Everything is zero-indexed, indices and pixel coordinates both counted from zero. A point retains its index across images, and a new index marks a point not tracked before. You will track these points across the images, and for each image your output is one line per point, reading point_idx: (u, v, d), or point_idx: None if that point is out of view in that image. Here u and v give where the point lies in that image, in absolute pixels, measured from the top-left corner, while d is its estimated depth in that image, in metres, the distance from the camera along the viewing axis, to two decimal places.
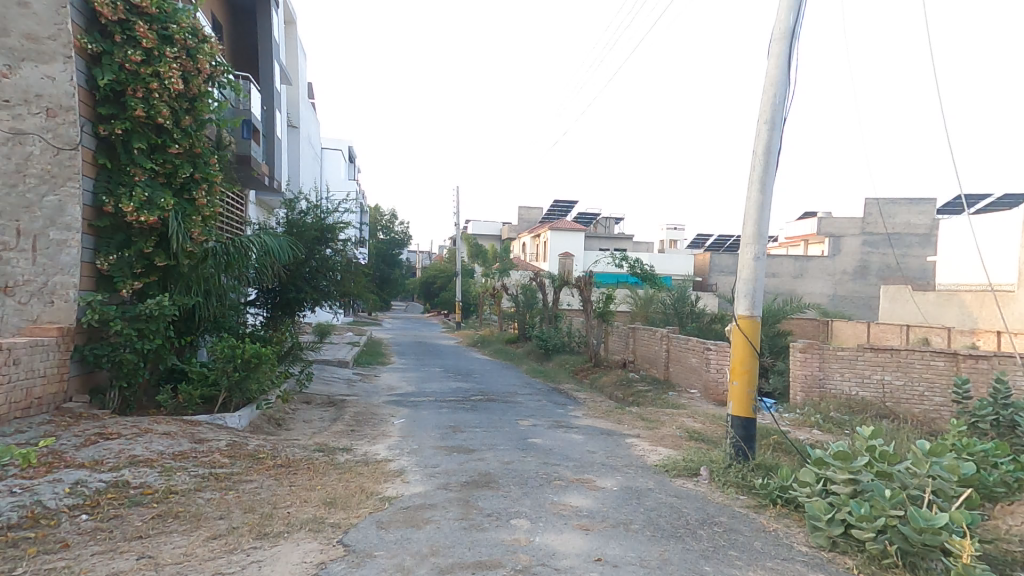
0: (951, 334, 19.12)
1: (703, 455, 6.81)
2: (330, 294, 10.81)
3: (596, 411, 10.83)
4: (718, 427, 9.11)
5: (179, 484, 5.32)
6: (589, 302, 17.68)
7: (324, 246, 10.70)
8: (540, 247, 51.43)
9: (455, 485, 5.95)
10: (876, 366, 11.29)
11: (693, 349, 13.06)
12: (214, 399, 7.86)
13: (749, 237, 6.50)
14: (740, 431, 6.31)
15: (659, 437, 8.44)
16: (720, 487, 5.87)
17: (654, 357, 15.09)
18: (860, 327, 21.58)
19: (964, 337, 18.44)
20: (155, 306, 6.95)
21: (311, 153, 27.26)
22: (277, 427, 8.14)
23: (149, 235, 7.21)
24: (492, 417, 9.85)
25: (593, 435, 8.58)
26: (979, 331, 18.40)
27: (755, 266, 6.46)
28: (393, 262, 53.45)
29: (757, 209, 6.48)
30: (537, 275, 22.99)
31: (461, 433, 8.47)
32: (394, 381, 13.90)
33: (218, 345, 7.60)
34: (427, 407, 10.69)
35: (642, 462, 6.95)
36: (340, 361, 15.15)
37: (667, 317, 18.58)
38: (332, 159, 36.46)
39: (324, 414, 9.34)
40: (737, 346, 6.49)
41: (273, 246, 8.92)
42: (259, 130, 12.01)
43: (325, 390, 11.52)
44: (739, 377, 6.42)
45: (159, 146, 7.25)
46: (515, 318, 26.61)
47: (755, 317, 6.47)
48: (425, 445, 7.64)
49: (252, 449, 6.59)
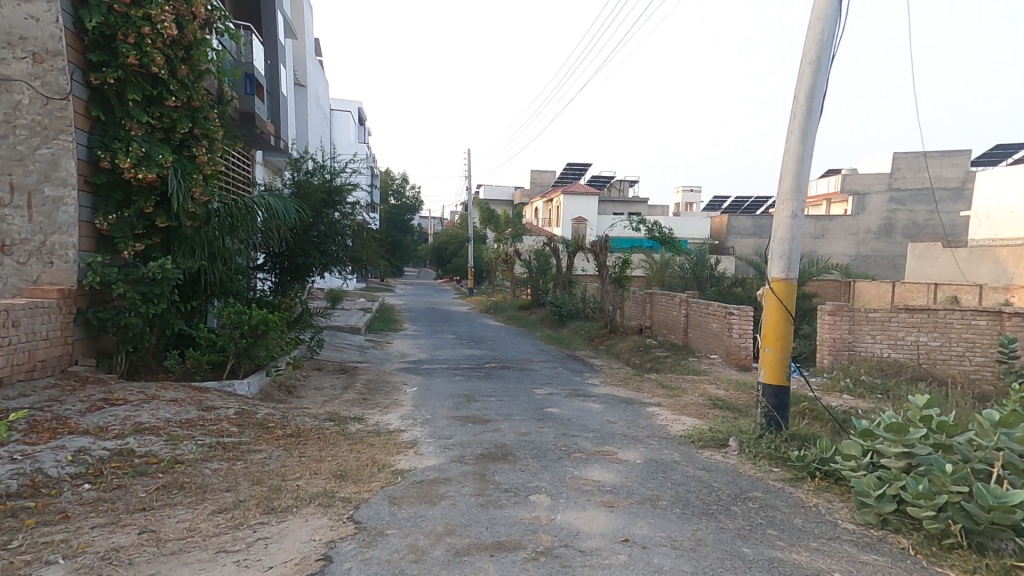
0: (983, 292, 18.80)
1: (731, 425, 6.46)
2: (340, 260, 10.47)
3: (615, 379, 10.51)
4: (744, 395, 8.75)
5: (185, 454, 5.10)
6: (605, 267, 17.22)
7: (331, 209, 10.32)
8: (553, 212, 50.57)
9: (470, 458, 5.68)
10: (910, 327, 10.76)
11: (714, 313, 12.60)
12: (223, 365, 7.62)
13: (787, 192, 5.97)
14: (772, 400, 5.93)
15: (682, 406, 8.11)
16: (753, 459, 5.51)
17: (672, 323, 14.67)
18: (885, 287, 20.88)
19: (996, 294, 18.02)
20: (158, 270, 6.65)
21: (318, 115, 26.52)
22: (288, 395, 7.94)
23: (149, 194, 6.84)
24: (506, 385, 9.60)
25: (613, 404, 8.29)
26: (1013, 287, 17.88)
27: (793, 224, 5.95)
28: (404, 228, 53.05)
29: (798, 160, 5.91)
30: (551, 240, 22.54)
31: (476, 402, 8.22)
32: (408, 349, 13.71)
33: (224, 309, 7.25)
34: (442, 375, 10.46)
35: (665, 433, 6.63)
36: (353, 328, 14.96)
37: (686, 282, 18.08)
38: (341, 120, 35.66)
39: (336, 383, 9.14)
40: (771, 310, 6.05)
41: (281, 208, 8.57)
42: (263, 86, 11.50)
43: (338, 357, 11.36)
44: (772, 344, 6.01)
45: (156, 99, 6.80)
46: (529, 284, 26.19)
47: (790, 280, 5.99)
48: (439, 414, 7.40)
49: (261, 417, 6.37)
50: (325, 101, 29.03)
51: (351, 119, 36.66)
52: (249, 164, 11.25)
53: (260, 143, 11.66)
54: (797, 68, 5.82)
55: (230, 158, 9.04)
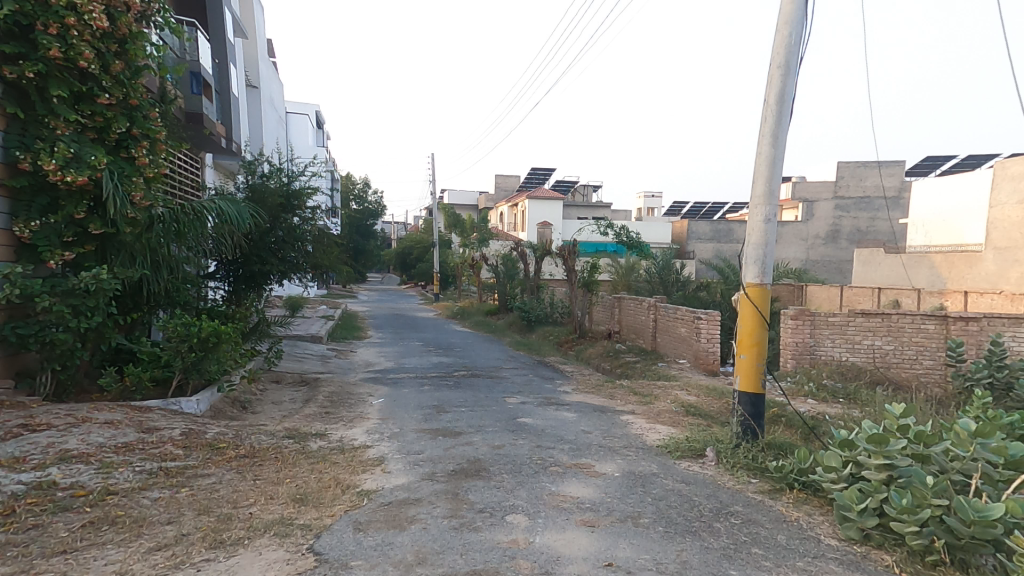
0: (921, 296, 19.61)
1: (707, 433, 6.36)
2: (299, 267, 9.95)
3: (587, 386, 10.36)
4: (716, 401, 8.73)
5: (120, 483, 4.61)
6: (573, 272, 17.15)
7: (290, 214, 9.78)
8: (518, 217, 50.66)
9: (441, 475, 5.37)
10: (867, 331, 11.04)
11: (681, 319, 12.65)
12: (168, 381, 7.09)
13: (759, 196, 5.92)
14: (749, 408, 5.85)
15: (655, 414, 8.00)
16: (730, 469, 5.42)
17: (641, 327, 14.69)
18: (834, 292, 21.44)
19: (933, 298, 18.87)
20: (91, 280, 6.07)
21: (273, 116, 25.60)
22: (242, 411, 7.42)
23: (79, 199, 6.25)
24: (476, 395, 9.32)
25: (587, 413, 8.11)
26: (947, 292, 18.72)
27: (766, 229, 5.91)
28: (366, 233, 52.03)
29: (769, 165, 5.87)
30: (517, 245, 22.39)
31: (445, 413, 7.90)
32: (372, 357, 13.24)
33: (169, 322, 6.71)
34: (408, 385, 10.06)
35: (642, 443, 6.48)
36: (314, 336, 14.35)
37: (652, 286, 18.21)
38: (298, 123, 34.68)
39: (296, 395, 8.64)
40: (747, 316, 5.98)
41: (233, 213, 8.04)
42: (212, 83, 10.86)
43: (298, 368, 10.80)
44: (749, 351, 5.93)
45: (86, 96, 6.24)
46: (495, 289, 25.95)
47: (765, 285, 5.94)
48: (407, 428, 7.04)
49: (210, 437, 5.88)
50: (280, 102, 28.07)
51: (309, 123, 35.69)
52: (198, 166, 10.61)
53: (211, 143, 10.98)
54: (766, 72, 5.79)
55: (175, 161, 8.46)
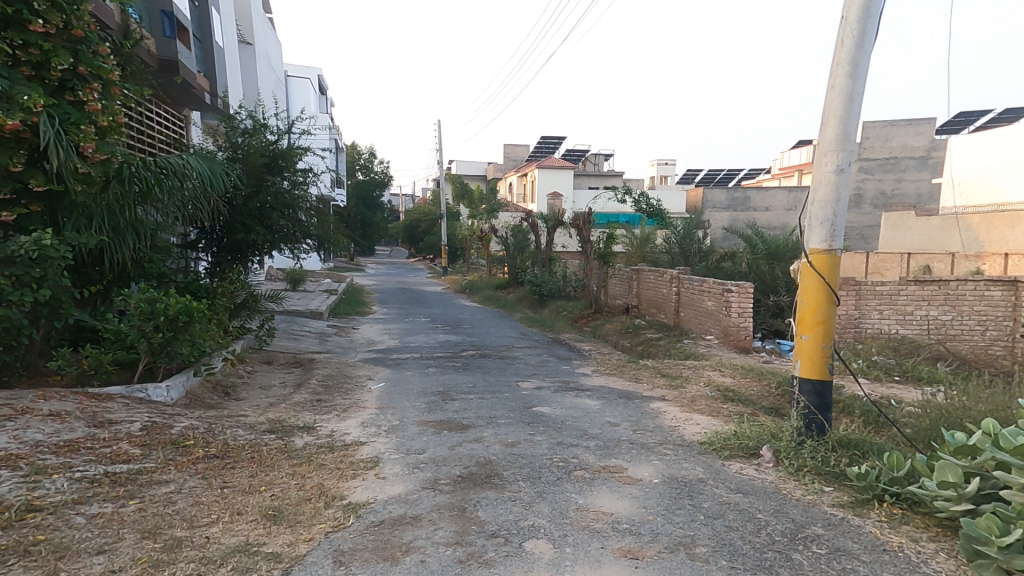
0: (954, 260, 18.09)
1: (758, 426, 5.40)
2: (290, 236, 8.94)
3: (607, 367, 9.45)
4: (755, 384, 7.78)
5: (49, 496, 3.73)
6: (589, 243, 16.12)
7: (275, 176, 8.72)
8: (528, 187, 49.34)
9: (445, 483, 4.49)
10: (920, 301, 9.96)
11: (708, 291, 11.62)
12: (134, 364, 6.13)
13: (830, 140, 4.82)
14: (812, 398, 4.87)
15: (689, 400, 7.06)
16: (795, 475, 4.46)
17: (662, 301, 13.66)
18: (859, 259, 18.40)
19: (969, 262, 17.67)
20: (32, 245, 5.07)
21: (271, 79, 24.38)
22: (224, 397, 6.58)
23: (16, 148, 5.11)
24: (486, 378, 8.46)
25: (611, 400, 7.20)
26: (985, 254, 17.66)
27: (838, 180, 4.81)
28: (374, 206, 51.05)
29: (846, 101, 4.73)
30: (529, 215, 21.42)
31: (452, 401, 7.04)
32: (375, 335, 12.43)
33: (131, 295, 5.66)
34: (412, 367, 9.21)
35: (680, 439, 5.55)
36: (314, 312, 13.50)
37: (673, 257, 17.10)
38: (300, 87, 33.32)
39: (287, 379, 7.80)
40: (810, 290, 4.95)
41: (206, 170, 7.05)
42: (187, 30, 9.77)
43: (294, 346, 9.97)
44: (811, 331, 4.92)
45: (15, 20, 5.08)
46: (506, 262, 24.93)
47: (833, 251, 4.89)
48: (408, 420, 6.19)
49: (178, 432, 4.99)
50: (279, 65, 26.76)
51: (311, 88, 34.38)
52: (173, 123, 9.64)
53: (189, 96, 9.75)
54: None
55: (135, 111, 7.39)
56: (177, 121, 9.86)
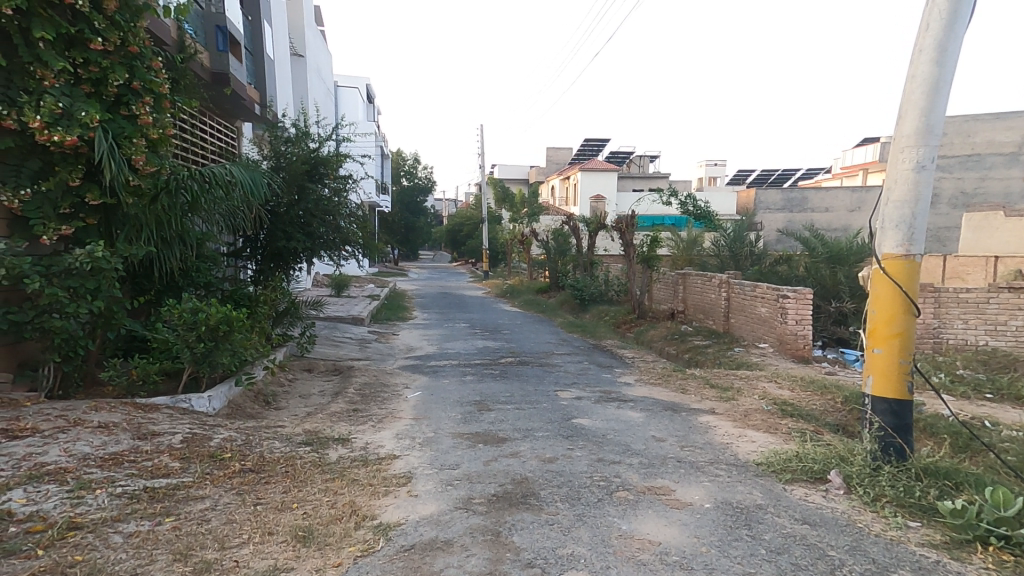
0: None
1: (824, 447, 4.90)
2: (330, 244, 9.02)
3: (652, 377, 9.00)
4: (817, 398, 7.18)
5: (90, 512, 3.73)
6: (632, 247, 15.62)
7: (316, 184, 8.77)
8: (570, 190, 48.81)
9: (479, 502, 4.25)
10: (1014, 309, 9.09)
11: (761, 297, 10.95)
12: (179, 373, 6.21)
13: (908, 134, 4.33)
14: (888, 418, 4.38)
15: (741, 414, 6.56)
16: (873, 507, 3.98)
17: (710, 307, 13.02)
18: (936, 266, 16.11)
19: None
20: (86, 258, 5.16)
21: (321, 88, 25.02)
22: (265, 407, 6.59)
23: (75, 162, 5.30)
24: (525, 388, 8.21)
25: (656, 413, 6.79)
26: None
27: (919, 178, 4.31)
28: (417, 211, 51.79)
29: (931, 90, 4.23)
30: (570, 219, 21.11)
31: (489, 412, 6.83)
32: (415, 341, 12.41)
33: (176, 307, 5.71)
34: (450, 375, 9.06)
35: (733, 458, 5.11)
36: (355, 318, 13.62)
37: (722, 261, 16.33)
38: (348, 95, 34.09)
39: (326, 387, 7.80)
40: (883, 299, 4.46)
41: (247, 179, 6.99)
42: (240, 42, 10.02)
43: (335, 352, 10.03)
44: (885, 344, 4.43)
45: (78, 40, 5.21)
46: (547, 267, 24.57)
47: (912, 257, 4.38)
48: (443, 432, 6.01)
49: (215, 444, 4.98)
50: (328, 74, 27.46)
51: (359, 96, 35.12)
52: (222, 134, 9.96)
53: (238, 105, 9.89)
54: None
55: (183, 123, 7.54)
56: (224, 131, 10.06)
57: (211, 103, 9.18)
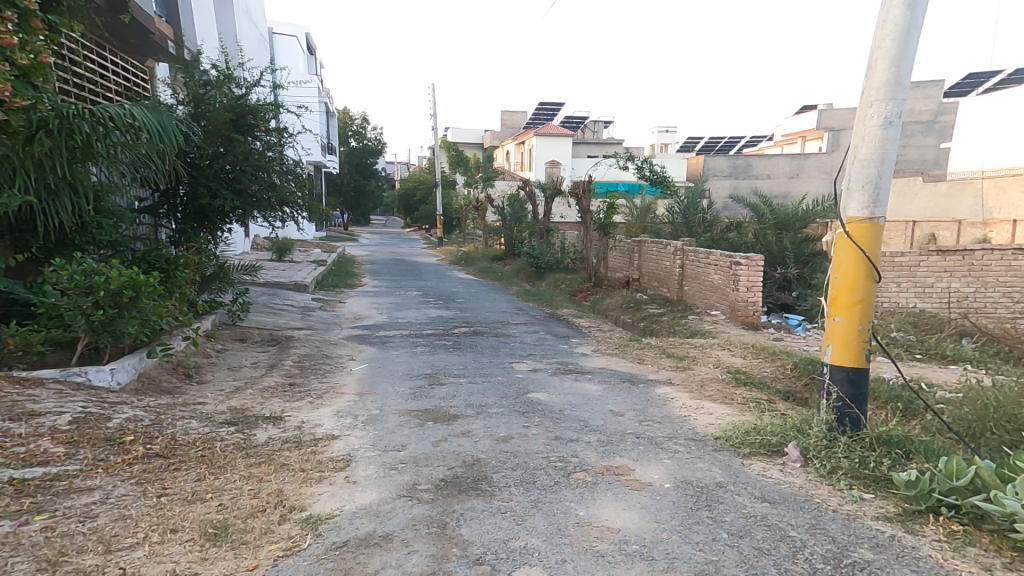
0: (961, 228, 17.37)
1: (779, 417, 4.77)
2: (266, 203, 8.22)
3: (608, 347, 8.82)
4: (768, 364, 7.14)
5: None
6: (588, 214, 15.35)
7: (242, 135, 7.84)
8: (525, 155, 48.05)
9: (425, 489, 3.87)
10: (942, 271, 9.34)
11: (715, 264, 10.92)
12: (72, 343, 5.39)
13: (877, 86, 3.98)
14: (845, 387, 4.14)
15: (697, 384, 6.44)
16: (829, 479, 3.82)
17: (664, 275, 12.98)
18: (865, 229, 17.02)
19: (976, 229, 16.96)
20: None
21: (252, 35, 23.05)
22: (184, 381, 5.91)
23: None
24: (478, 359, 7.86)
25: (614, 385, 6.60)
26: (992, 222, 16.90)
27: (885, 135, 3.98)
28: (367, 173, 49.73)
29: (901, 37, 3.86)
30: (525, 184, 20.62)
31: (439, 387, 6.44)
32: (363, 309, 11.78)
33: (62, 265, 4.93)
34: (399, 346, 8.56)
35: (692, 432, 4.92)
36: (298, 284, 12.77)
37: (675, 227, 16.31)
38: (286, 45, 31.76)
39: (259, 360, 7.15)
40: (845, 265, 4.17)
41: (153, 122, 6.07)
42: None
43: (273, 321, 9.30)
44: (846, 312, 4.16)
45: None
46: (501, 233, 24.09)
47: (876, 220, 4.08)
48: (388, 410, 5.55)
49: (115, 426, 4.30)
50: (261, 20, 25.29)
51: (298, 47, 32.84)
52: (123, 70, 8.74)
53: (144, 40, 8.98)
54: None
55: (58, 47, 6.58)
56: (130, 69, 9.08)
57: (105, 31, 8.02)
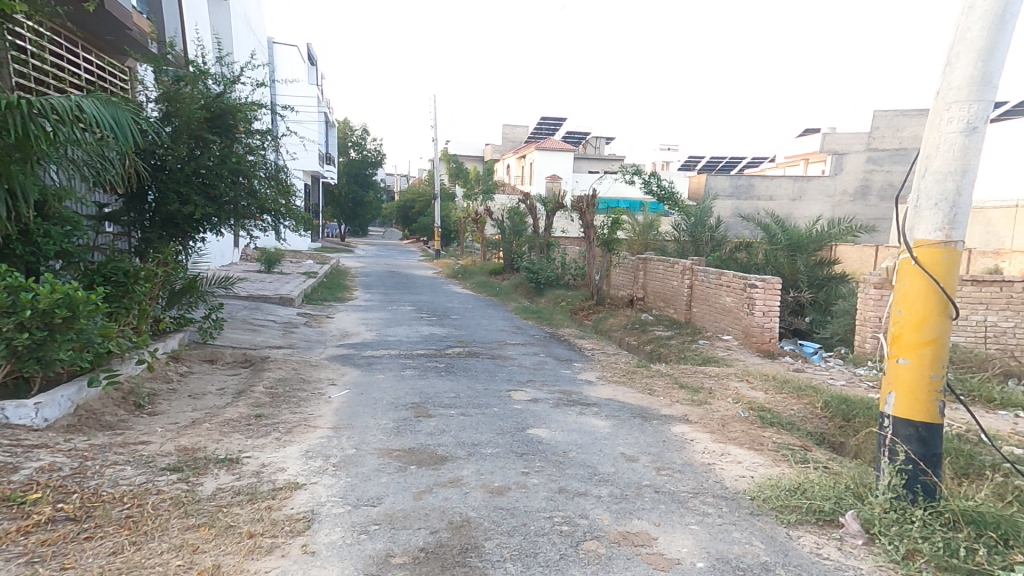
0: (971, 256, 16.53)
1: (825, 476, 4.03)
2: (245, 211, 7.57)
3: (614, 374, 8.07)
4: (795, 400, 6.42)
5: None
6: (592, 229, 14.68)
7: (218, 136, 7.16)
8: (525, 169, 47.66)
9: (399, 566, 3.10)
10: (977, 303, 8.70)
11: (727, 286, 10.25)
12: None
13: (959, 85, 3.33)
14: (915, 446, 3.41)
15: (718, 423, 5.66)
16: (906, 569, 3.08)
17: (671, 295, 12.30)
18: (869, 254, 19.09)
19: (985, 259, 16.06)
20: None
21: (250, 41, 22.58)
22: (134, 413, 5.17)
23: None
24: (471, 386, 7.10)
25: (623, 421, 5.85)
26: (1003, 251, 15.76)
27: (967, 144, 3.32)
28: (365, 184, 49.23)
29: (992, 27, 3.23)
30: (526, 196, 20.01)
31: (427, 419, 5.68)
32: (350, 325, 11.03)
33: None
34: (386, 368, 7.80)
35: (722, 487, 4.17)
36: (284, 297, 12.04)
37: (682, 246, 15.68)
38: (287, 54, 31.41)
39: (227, 385, 6.39)
40: (912, 297, 3.45)
41: (105, 114, 5.25)
42: None
43: (249, 339, 8.55)
44: (912, 353, 3.42)
45: None
46: (500, 246, 23.40)
47: (951, 244, 3.38)
48: (366, 449, 4.79)
49: (19, 481, 3.56)
50: (260, 26, 24.83)
51: (300, 56, 32.55)
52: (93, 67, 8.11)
53: (123, 38, 8.40)
54: None
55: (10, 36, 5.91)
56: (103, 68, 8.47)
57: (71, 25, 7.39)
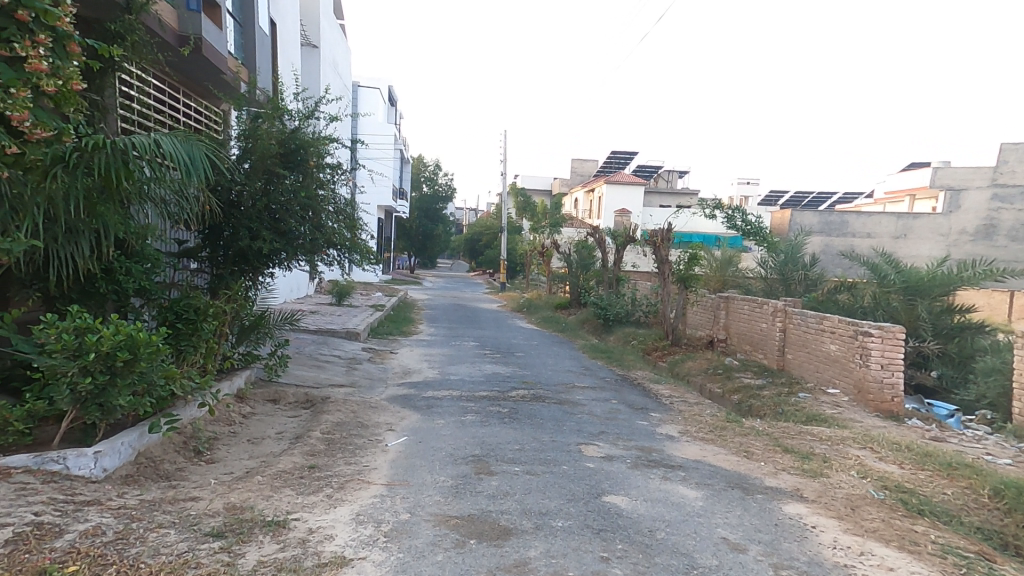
0: None
1: None
2: (313, 247, 7.49)
3: (700, 429, 7.14)
4: (943, 484, 5.24)
5: None
6: (666, 264, 13.77)
7: (290, 172, 7.16)
8: (594, 204, 47.29)
9: None
10: None
11: (831, 331, 9.01)
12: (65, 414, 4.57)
13: None
14: None
15: (845, 507, 4.64)
16: None
17: (759, 338, 11.11)
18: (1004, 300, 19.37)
19: None
20: None
21: (336, 84, 24.01)
22: (193, 460, 4.97)
23: None
24: (539, 438, 6.43)
25: (719, 493, 4.95)
26: None
27: None
28: (435, 218, 50.58)
29: None
30: (597, 231, 19.38)
31: (489, 478, 5.07)
32: (414, 362, 10.74)
33: (50, 318, 4.08)
34: (449, 412, 7.30)
35: None
36: (350, 332, 12.02)
37: (769, 284, 14.37)
38: (369, 96, 33.02)
39: (286, 430, 6.12)
40: None
41: (183, 153, 5.14)
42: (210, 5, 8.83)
43: (313, 376, 8.38)
44: None
45: None
46: (568, 281, 22.76)
47: None
48: (422, 515, 4.23)
49: (60, 549, 3.25)
50: (347, 71, 26.46)
51: (380, 97, 34.18)
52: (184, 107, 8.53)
53: (215, 80, 8.75)
54: None
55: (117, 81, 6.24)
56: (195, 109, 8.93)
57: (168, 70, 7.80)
